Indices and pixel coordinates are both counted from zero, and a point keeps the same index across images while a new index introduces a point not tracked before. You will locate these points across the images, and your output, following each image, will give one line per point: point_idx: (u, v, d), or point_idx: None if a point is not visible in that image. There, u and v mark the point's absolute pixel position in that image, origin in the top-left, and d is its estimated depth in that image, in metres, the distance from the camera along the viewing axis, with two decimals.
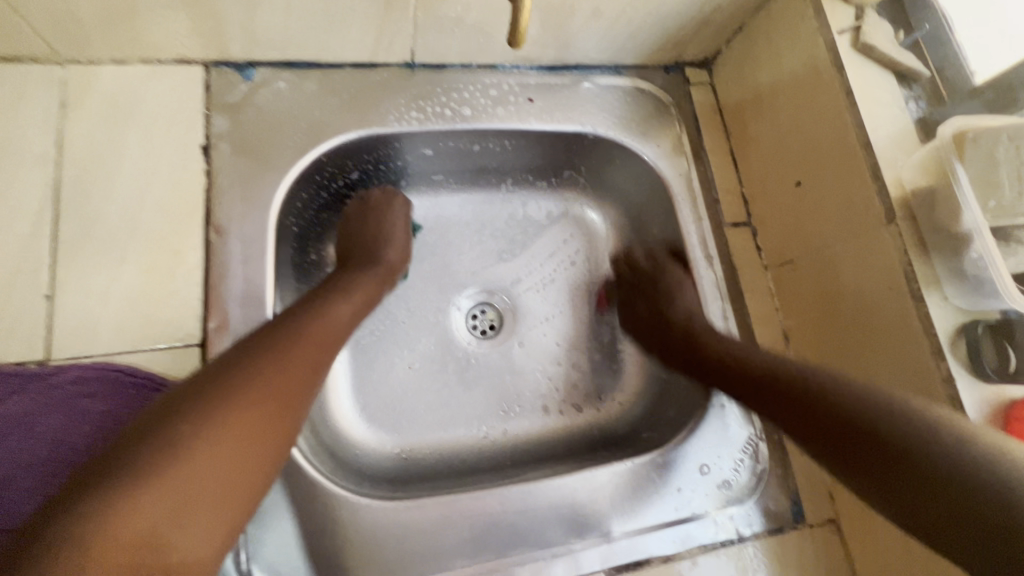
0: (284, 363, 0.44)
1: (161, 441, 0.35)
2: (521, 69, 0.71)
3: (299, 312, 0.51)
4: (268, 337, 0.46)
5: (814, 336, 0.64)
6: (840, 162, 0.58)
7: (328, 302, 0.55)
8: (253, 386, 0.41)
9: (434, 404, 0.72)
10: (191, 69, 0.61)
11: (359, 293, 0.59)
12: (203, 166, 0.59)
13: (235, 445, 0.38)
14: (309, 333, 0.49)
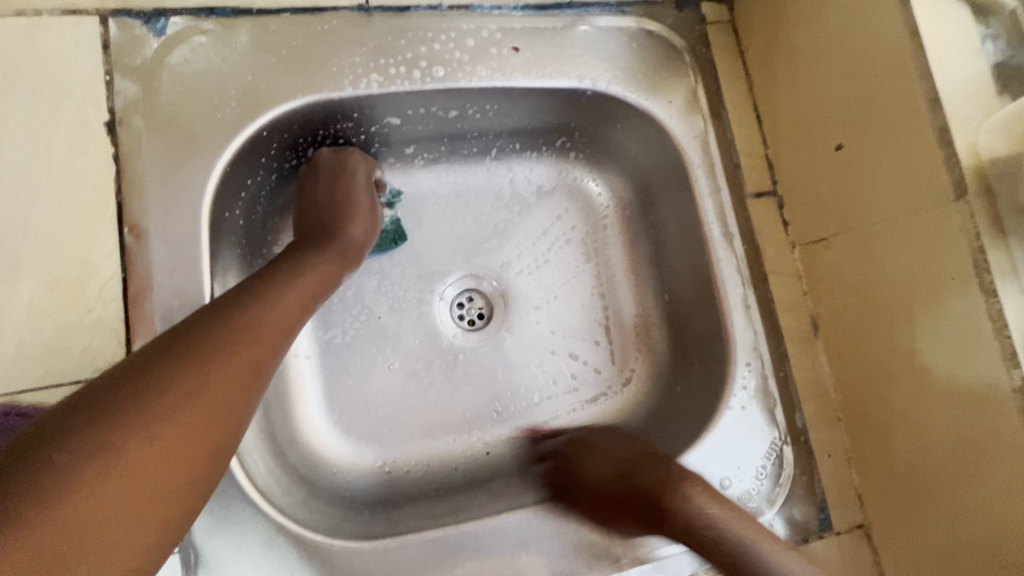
0: (219, 364, 0.36)
1: (45, 468, 0.28)
2: (504, 10, 0.59)
3: (237, 301, 0.41)
4: (203, 328, 0.37)
5: (852, 324, 0.56)
6: (898, 122, 0.48)
7: (275, 287, 0.44)
8: (172, 394, 0.33)
9: (416, 410, 0.63)
10: (84, 21, 0.48)
11: (314, 273, 0.48)
12: (109, 148, 0.47)
13: (143, 471, 0.31)
14: (254, 324, 0.40)
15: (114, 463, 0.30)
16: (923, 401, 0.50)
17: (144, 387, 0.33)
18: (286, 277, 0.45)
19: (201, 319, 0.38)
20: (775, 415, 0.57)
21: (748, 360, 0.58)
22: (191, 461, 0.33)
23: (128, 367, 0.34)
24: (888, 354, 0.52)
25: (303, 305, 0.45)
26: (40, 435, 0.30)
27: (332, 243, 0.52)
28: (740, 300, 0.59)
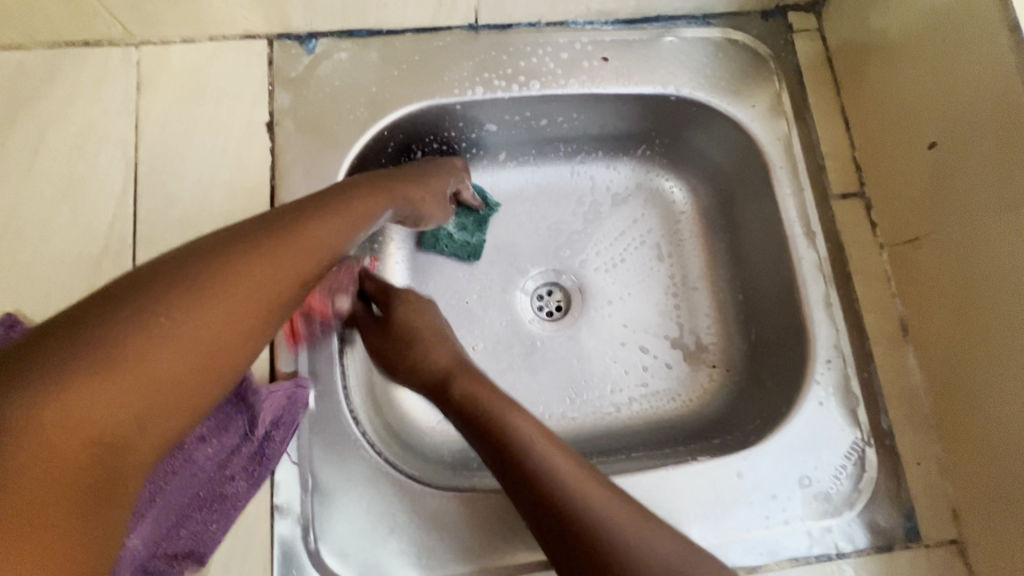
0: (264, 263, 0.40)
1: (117, 325, 0.33)
2: (595, 24, 0.64)
3: (297, 215, 0.45)
4: (259, 232, 0.42)
5: (948, 328, 0.54)
6: (1001, 118, 0.47)
7: (333, 208, 0.47)
8: (222, 279, 0.38)
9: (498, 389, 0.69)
10: (256, 44, 0.60)
11: (369, 202, 0.50)
12: (268, 144, 0.58)
13: (190, 346, 0.35)
14: (301, 236, 0.43)
15: (172, 334, 0.34)
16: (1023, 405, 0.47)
17: (199, 274, 0.37)
18: (338, 205, 0.48)
19: (249, 230, 0.42)
20: (857, 416, 0.56)
21: (828, 358, 0.58)
22: (228, 347, 0.37)
23: (191, 252, 0.39)
24: (985, 357, 0.50)
25: (343, 235, 0.47)
26: (109, 297, 0.34)
27: (388, 183, 0.53)
28: (820, 298, 0.59)
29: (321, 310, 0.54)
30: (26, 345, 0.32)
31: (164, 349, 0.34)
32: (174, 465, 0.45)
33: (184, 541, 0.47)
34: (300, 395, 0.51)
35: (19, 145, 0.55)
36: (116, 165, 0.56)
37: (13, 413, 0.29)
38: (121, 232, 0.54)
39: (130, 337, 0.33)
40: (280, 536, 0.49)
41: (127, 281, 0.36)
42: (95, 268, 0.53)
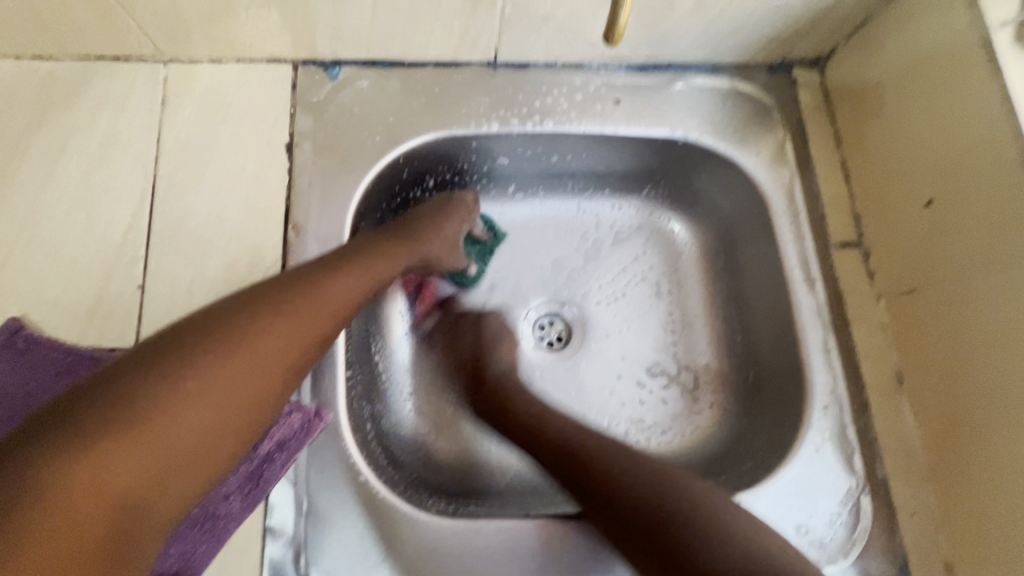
0: (281, 324, 0.41)
1: (136, 389, 0.35)
2: (609, 68, 0.67)
3: (312, 272, 0.47)
4: (275, 291, 0.43)
5: (943, 381, 0.55)
6: (996, 179, 0.49)
7: (346, 268, 0.49)
8: (239, 340, 0.39)
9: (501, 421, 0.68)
10: (282, 68, 0.62)
11: (381, 261, 0.53)
12: (285, 164, 0.59)
13: (204, 409, 0.36)
14: (316, 294, 0.45)
15: (188, 398, 0.36)
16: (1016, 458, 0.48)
17: (216, 334, 0.38)
18: (353, 260, 0.50)
19: (266, 289, 0.43)
20: (852, 463, 0.57)
21: (824, 405, 0.58)
22: (242, 409, 0.38)
23: (211, 312, 0.40)
24: (978, 409, 0.51)
25: (360, 292, 0.49)
26: (133, 360, 0.36)
27: (400, 243, 0.56)
28: (818, 343, 0.60)
29: None
30: (53, 410, 0.34)
31: (187, 409, 0.36)
32: None
33: (171, 560, 0.46)
34: (314, 427, 0.51)
35: (42, 153, 0.56)
36: (135, 177, 0.57)
37: (33, 477, 0.31)
38: (134, 242, 0.55)
39: (148, 401, 0.35)
40: (270, 561, 0.48)
41: (152, 341, 0.38)
42: (106, 276, 0.54)
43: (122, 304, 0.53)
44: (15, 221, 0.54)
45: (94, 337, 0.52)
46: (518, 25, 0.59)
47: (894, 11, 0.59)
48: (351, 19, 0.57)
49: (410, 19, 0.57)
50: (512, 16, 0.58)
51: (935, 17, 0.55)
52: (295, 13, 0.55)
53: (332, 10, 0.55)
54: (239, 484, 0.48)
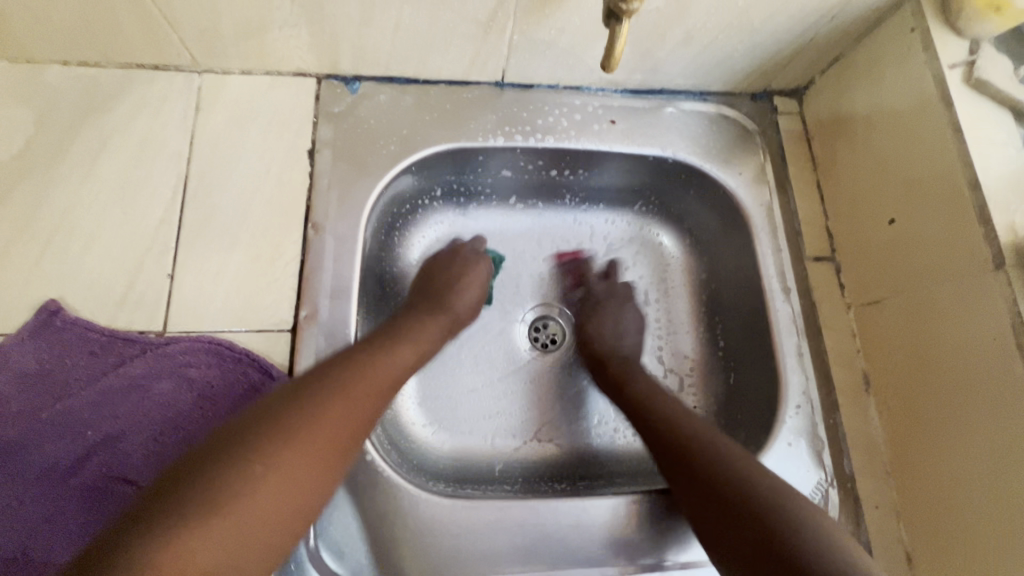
0: (346, 401, 0.47)
1: (230, 470, 0.40)
2: (606, 91, 0.73)
3: (367, 348, 0.53)
4: (337, 369, 0.49)
5: (904, 383, 0.60)
6: (948, 203, 0.55)
7: (395, 344, 0.55)
8: (311, 419, 0.44)
9: (499, 410, 0.73)
10: (306, 81, 0.68)
11: (425, 339, 0.59)
12: (307, 168, 0.64)
13: (284, 487, 0.41)
14: (373, 369, 0.50)
15: (271, 477, 0.41)
16: (965, 454, 0.53)
17: (294, 415, 0.44)
18: (397, 337, 0.56)
19: (329, 368, 0.49)
20: (822, 458, 0.62)
21: (798, 404, 0.63)
22: (313, 483, 0.43)
23: (286, 393, 0.46)
24: (933, 409, 0.57)
25: (406, 367, 0.55)
26: (224, 441, 0.42)
27: (435, 315, 0.62)
28: (793, 348, 0.65)
29: (339, 321, 0.59)
30: (161, 488, 0.39)
31: (270, 488, 0.40)
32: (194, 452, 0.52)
33: None
34: None
35: (83, 152, 0.61)
36: (169, 175, 0.62)
37: (147, 552, 0.35)
38: (165, 235, 0.60)
39: (239, 480, 0.40)
40: None
41: (239, 422, 0.43)
42: (138, 265, 0.58)
43: (152, 291, 0.58)
44: (56, 213, 0.59)
45: (124, 320, 0.56)
46: (525, 50, 0.65)
47: (863, 49, 0.66)
48: (373, 40, 0.62)
49: (427, 41, 0.63)
50: (519, 42, 0.64)
51: (897, 57, 0.61)
52: (323, 33, 0.61)
53: (356, 32, 0.61)
54: None
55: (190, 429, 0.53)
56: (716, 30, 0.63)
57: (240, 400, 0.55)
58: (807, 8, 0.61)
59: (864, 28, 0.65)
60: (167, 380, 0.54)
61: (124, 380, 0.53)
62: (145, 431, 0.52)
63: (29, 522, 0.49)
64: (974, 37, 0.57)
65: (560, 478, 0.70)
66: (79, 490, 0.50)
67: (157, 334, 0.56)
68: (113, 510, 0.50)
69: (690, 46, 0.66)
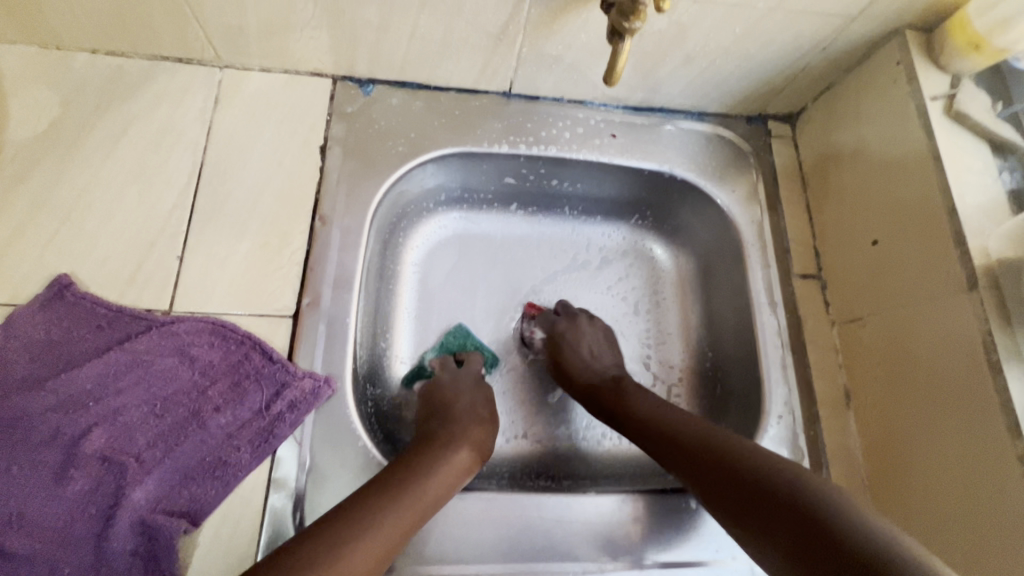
0: (351, 559, 0.45)
1: None
2: (608, 107, 0.76)
3: (383, 492, 0.50)
4: (348, 522, 0.47)
5: (881, 398, 0.62)
6: (926, 226, 0.58)
7: (416, 482, 0.52)
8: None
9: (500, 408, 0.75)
10: (322, 81, 0.71)
11: (451, 472, 0.55)
12: (318, 163, 0.67)
13: None
14: (386, 522, 0.48)
15: None
16: (936, 494, 0.55)
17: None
18: (392, 500, 0.50)
19: (340, 519, 0.47)
20: (801, 467, 0.63)
21: (780, 413, 0.65)
22: None
23: (291, 549, 0.44)
24: (906, 424, 0.59)
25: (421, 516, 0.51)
26: None
27: (442, 465, 0.55)
28: (777, 361, 0.67)
29: (340, 310, 0.61)
30: None
31: None
32: (192, 429, 0.54)
33: (187, 502, 0.52)
34: (324, 393, 0.57)
35: (104, 136, 0.64)
36: (184, 162, 0.64)
37: None
38: (178, 218, 0.62)
39: None
40: (272, 508, 0.53)
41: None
42: (149, 246, 0.60)
43: (161, 272, 0.60)
44: (73, 192, 0.61)
45: (132, 298, 0.58)
46: (533, 64, 0.68)
47: (853, 79, 0.69)
48: (389, 46, 0.65)
49: (440, 50, 0.66)
50: (528, 56, 0.67)
51: (885, 87, 0.65)
52: (342, 36, 0.64)
53: (374, 37, 0.64)
54: (252, 438, 0.54)
55: (189, 406, 0.55)
56: (715, 54, 0.67)
57: (240, 380, 0.56)
58: (801, 38, 0.64)
59: (855, 59, 0.68)
60: (170, 357, 0.56)
61: (128, 354, 0.55)
62: (145, 405, 0.54)
63: (18, 490, 0.49)
64: (955, 72, 0.61)
65: (550, 478, 0.71)
66: (74, 460, 0.51)
67: (163, 312, 0.58)
68: (105, 481, 0.50)
69: (690, 68, 0.69)
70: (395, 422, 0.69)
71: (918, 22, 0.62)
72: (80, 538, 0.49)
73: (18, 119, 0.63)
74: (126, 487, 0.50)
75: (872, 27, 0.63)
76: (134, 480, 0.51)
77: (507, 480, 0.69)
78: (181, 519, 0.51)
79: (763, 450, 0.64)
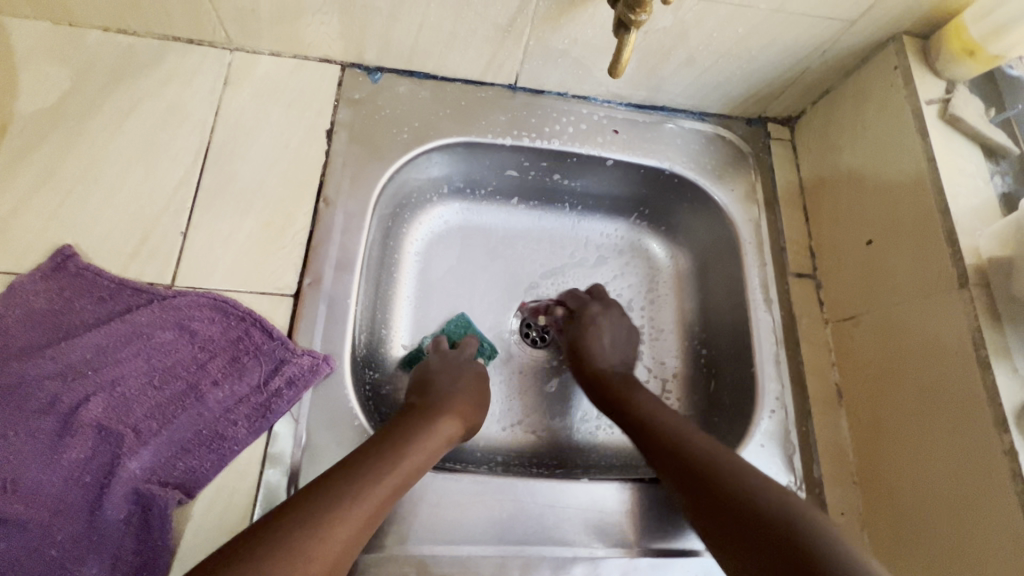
0: (362, 496, 0.47)
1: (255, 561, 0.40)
2: (611, 103, 0.78)
3: (382, 444, 0.52)
4: (354, 469, 0.49)
5: (873, 395, 0.63)
6: (920, 226, 0.59)
7: (411, 435, 0.54)
8: (331, 512, 0.45)
9: (500, 395, 0.75)
10: (331, 67, 0.71)
11: (445, 427, 0.58)
12: (324, 147, 0.68)
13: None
14: (392, 466, 0.51)
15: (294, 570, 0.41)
16: (925, 485, 0.56)
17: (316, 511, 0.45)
18: (384, 460, 0.51)
19: (347, 467, 0.49)
20: (792, 461, 0.64)
21: (773, 408, 0.66)
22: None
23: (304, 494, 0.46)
24: (897, 418, 0.60)
25: (423, 461, 0.54)
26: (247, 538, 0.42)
27: (423, 435, 0.55)
28: (771, 357, 0.68)
29: (341, 290, 0.62)
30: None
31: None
32: (190, 402, 0.54)
33: (183, 474, 0.52)
34: (322, 371, 0.57)
35: (113, 112, 0.64)
36: (192, 141, 0.65)
37: None
38: (183, 196, 0.62)
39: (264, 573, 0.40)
40: (266, 483, 0.53)
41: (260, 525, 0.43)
42: (154, 221, 0.61)
43: (166, 247, 0.60)
44: (81, 165, 0.62)
45: (135, 271, 0.59)
46: (539, 57, 0.69)
47: (851, 84, 0.71)
48: (399, 33, 0.66)
49: (448, 40, 0.67)
50: (535, 49, 0.68)
51: (881, 92, 0.66)
52: (352, 23, 0.65)
53: (384, 25, 0.65)
54: (249, 413, 0.55)
55: (187, 379, 0.55)
56: (717, 54, 0.68)
57: (239, 355, 0.57)
58: (802, 41, 0.66)
59: (853, 64, 0.70)
60: (171, 330, 0.56)
61: (128, 326, 0.55)
62: (144, 376, 0.54)
63: (15, 455, 0.49)
64: (950, 78, 0.63)
65: (550, 464, 0.72)
66: (71, 428, 0.51)
67: (165, 286, 0.58)
68: (102, 450, 0.51)
69: (692, 67, 0.70)
70: (390, 405, 0.70)
71: (915, 28, 0.64)
72: (76, 505, 0.49)
73: (28, 92, 0.63)
74: (122, 456, 0.50)
75: (872, 32, 0.65)
76: (130, 449, 0.51)
77: (506, 464, 0.71)
78: (175, 490, 0.51)
79: (756, 444, 0.65)
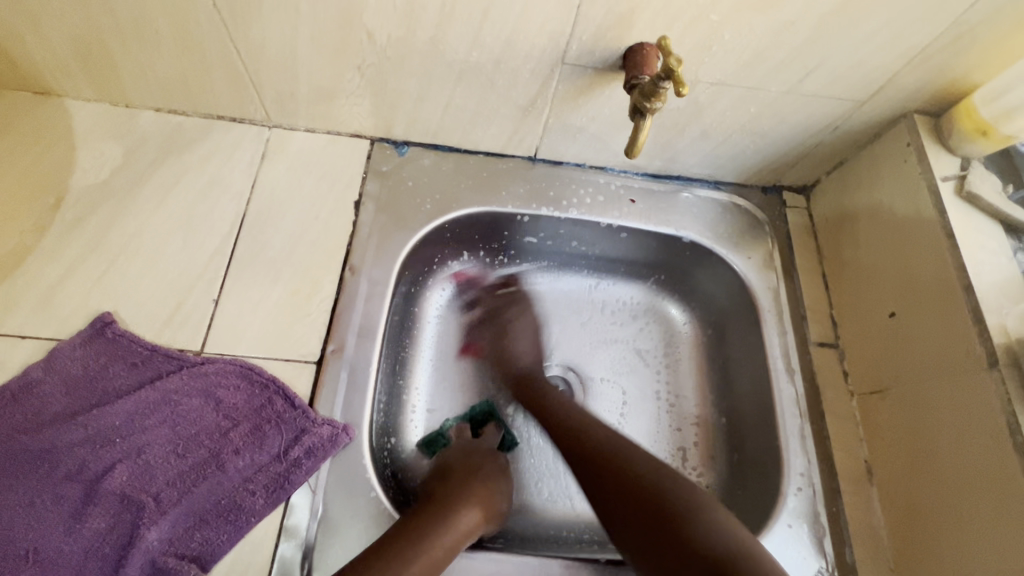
0: None
1: None
2: (628, 174, 0.80)
3: (408, 532, 0.54)
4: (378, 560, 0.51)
5: (904, 476, 0.61)
6: (943, 302, 0.59)
7: (438, 524, 0.55)
8: None
9: (545, 472, 0.74)
10: (362, 142, 0.76)
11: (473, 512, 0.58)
12: (351, 218, 0.71)
13: None
14: (417, 557, 0.52)
15: None
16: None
17: None
18: (409, 550, 0.52)
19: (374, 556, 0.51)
20: (822, 545, 0.61)
21: (799, 486, 0.64)
22: None
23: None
24: (937, 505, 0.57)
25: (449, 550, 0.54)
26: None
27: (449, 523, 0.56)
28: (795, 431, 0.67)
29: (362, 358, 0.63)
30: None
31: None
32: (212, 470, 0.55)
33: (198, 546, 0.52)
34: (340, 441, 0.57)
35: (159, 185, 0.69)
36: (228, 211, 0.69)
37: None
38: (216, 264, 0.65)
39: None
40: (280, 557, 0.53)
41: None
42: (188, 289, 0.63)
43: (197, 314, 0.62)
44: (125, 234, 0.66)
45: (167, 337, 0.61)
46: (558, 132, 0.72)
47: (864, 156, 0.72)
48: (425, 112, 0.70)
49: (472, 118, 0.71)
50: (554, 126, 0.71)
51: (894, 165, 0.68)
52: (383, 104, 0.69)
53: (412, 106, 0.69)
54: (267, 483, 0.55)
55: (209, 447, 0.56)
56: (731, 129, 0.71)
57: (261, 424, 0.58)
58: (814, 117, 0.68)
59: (866, 138, 0.71)
60: (197, 398, 0.58)
61: (157, 393, 0.57)
62: (168, 444, 0.55)
63: (41, 523, 0.50)
64: (965, 155, 0.64)
65: (592, 540, 0.70)
66: (95, 496, 0.52)
67: (194, 353, 0.60)
68: (122, 518, 0.51)
69: (707, 141, 0.73)
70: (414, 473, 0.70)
71: (925, 108, 0.66)
72: None
73: (82, 168, 0.69)
74: (140, 526, 0.51)
75: (883, 109, 0.67)
76: (150, 519, 0.51)
77: (524, 535, 0.69)
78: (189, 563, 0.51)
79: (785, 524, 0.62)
